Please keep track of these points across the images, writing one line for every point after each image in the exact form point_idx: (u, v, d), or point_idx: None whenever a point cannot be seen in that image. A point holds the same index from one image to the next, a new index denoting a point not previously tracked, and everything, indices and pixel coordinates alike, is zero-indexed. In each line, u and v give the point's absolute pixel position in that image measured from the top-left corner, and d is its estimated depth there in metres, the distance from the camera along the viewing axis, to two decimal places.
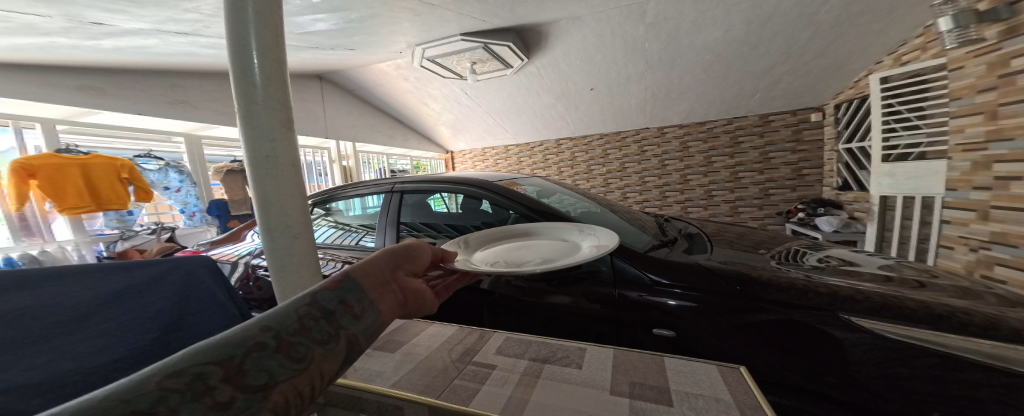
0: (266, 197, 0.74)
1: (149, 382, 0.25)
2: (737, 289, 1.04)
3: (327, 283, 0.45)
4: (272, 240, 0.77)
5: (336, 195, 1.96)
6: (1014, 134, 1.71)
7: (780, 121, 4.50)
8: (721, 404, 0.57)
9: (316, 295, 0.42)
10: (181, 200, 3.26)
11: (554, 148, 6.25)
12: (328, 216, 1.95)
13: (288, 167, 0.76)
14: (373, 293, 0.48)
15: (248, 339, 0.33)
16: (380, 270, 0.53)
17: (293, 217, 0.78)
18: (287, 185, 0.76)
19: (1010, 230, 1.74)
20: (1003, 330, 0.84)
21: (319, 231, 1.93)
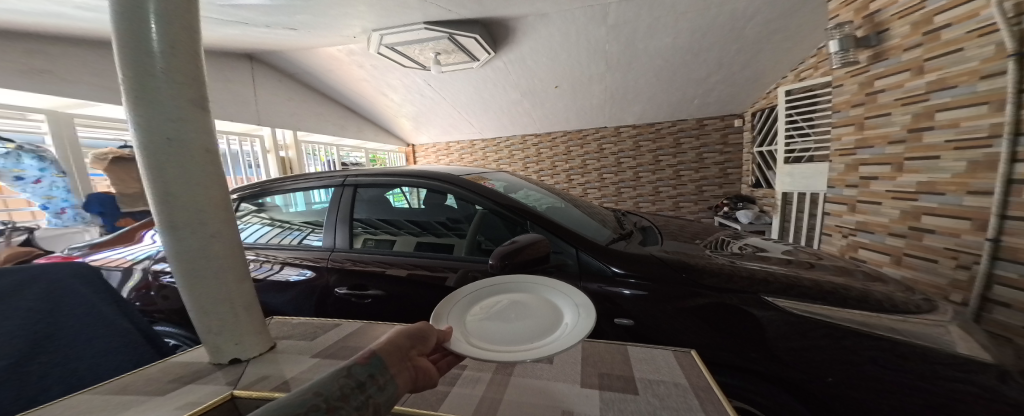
0: (168, 188, 0.66)
1: None
2: (683, 276, 1.14)
3: (357, 359, 0.42)
4: (178, 240, 0.68)
5: (270, 189, 1.73)
6: (874, 143, 2.11)
7: (712, 125, 5.02)
8: (679, 389, 0.61)
9: (349, 367, 0.39)
10: (42, 193, 2.48)
11: (521, 144, 6.38)
12: (261, 212, 1.72)
13: (200, 155, 0.68)
14: (400, 369, 0.44)
15: (301, 404, 0.30)
16: (406, 342, 0.49)
17: (207, 213, 0.70)
18: (199, 175, 0.68)
19: (870, 220, 2.14)
20: (870, 300, 1.04)
21: (250, 230, 1.70)
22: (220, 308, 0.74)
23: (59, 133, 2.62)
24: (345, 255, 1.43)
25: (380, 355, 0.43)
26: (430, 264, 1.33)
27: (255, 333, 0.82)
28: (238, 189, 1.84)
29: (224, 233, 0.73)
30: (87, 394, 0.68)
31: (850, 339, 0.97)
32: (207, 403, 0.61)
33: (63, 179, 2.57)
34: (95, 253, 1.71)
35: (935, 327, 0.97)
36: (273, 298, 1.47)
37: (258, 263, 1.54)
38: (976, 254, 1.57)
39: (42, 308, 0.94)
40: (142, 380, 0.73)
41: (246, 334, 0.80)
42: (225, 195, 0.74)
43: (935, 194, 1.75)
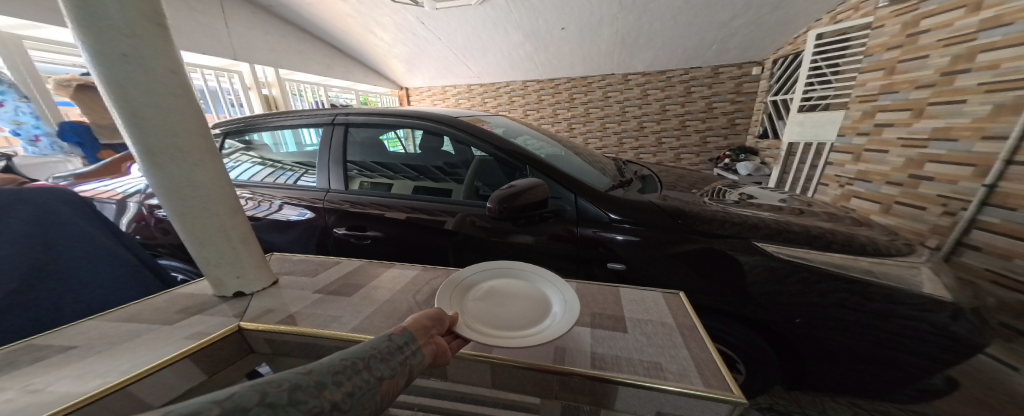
0: (139, 116, 0.63)
1: (279, 384, 0.31)
2: (677, 222, 1.16)
3: (395, 329, 0.48)
4: (156, 167, 0.66)
5: (256, 126, 1.66)
6: (900, 88, 2.01)
7: (727, 73, 4.67)
8: (665, 328, 0.67)
9: (386, 337, 0.46)
10: (9, 119, 2.30)
11: (521, 90, 6.01)
12: (250, 151, 1.67)
13: (163, 76, 0.64)
14: (427, 343, 0.50)
15: (341, 364, 0.37)
16: (430, 319, 0.54)
17: (184, 140, 0.68)
18: (168, 99, 0.65)
19: (872, 169, 2.16)
20: (853, 245, 1.08)
21: (240, 168, 1.66)
22: (217, 238, 0.76)
23: (12, 58, 2.35)
24: (342, 197, 1.43)
25: (410, 330, 0.49)
26: (428, 208, 1.34)
27: (256, 267, 0.86)
28: (220, 124, 1.77)
29: (208, 162, 0.72)
30: (98, 322, 0.75)
31: (823, 282, 1.03)
32: (215, 334, 0.69)
33: (27, 104, 2.38)
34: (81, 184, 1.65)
35: (910, 268, 1.04)
36: (274, 237, 1.52)
37: (255, 201, 1.54)
38: (966, 201, 1.60)
39: (44, 236, 0.99)
40: (149, 310, 0.80)
41: (247, 268, 0.84)
42: (204, 125, 0.72)
43: (947, 140, 1.71)
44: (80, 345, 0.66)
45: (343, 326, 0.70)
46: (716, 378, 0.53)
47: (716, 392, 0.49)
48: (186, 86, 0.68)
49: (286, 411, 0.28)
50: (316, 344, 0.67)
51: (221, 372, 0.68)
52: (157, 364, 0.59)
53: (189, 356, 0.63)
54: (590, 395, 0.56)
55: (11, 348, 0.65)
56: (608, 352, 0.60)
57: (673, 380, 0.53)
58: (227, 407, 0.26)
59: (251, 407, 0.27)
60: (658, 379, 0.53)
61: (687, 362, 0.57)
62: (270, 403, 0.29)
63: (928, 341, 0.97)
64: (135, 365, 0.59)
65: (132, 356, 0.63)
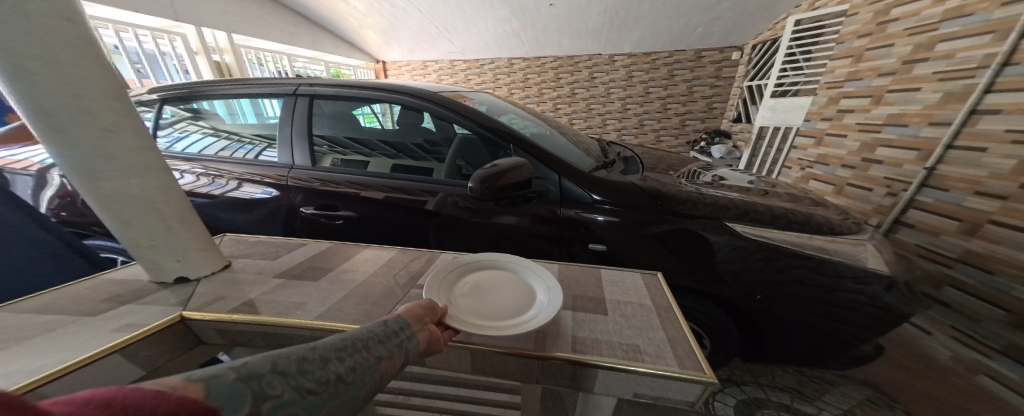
0: (22, 69, 0.53)
1: (288, 357, 0.34)
2: (656, 203, 1.18)
3: (390, 316, 0.50)
4: (56, 130, 0.58)
5: (203, 93, 1.50)
6: (864, 76, 2.09)
7: (708, 57, 4.69)
8: (644, 309, 0.69)
9: (382, 321, 0.48)
10: None
11: (507, 68, 5.81)
12: (198, 121, 1.52)
13: (64, 29, 0.56)
14: (422, 329, 0.51)
15: (343, 342, 0.40)
16: (424, 309, 0.55)
17: (93, 102, 0.60)
18: (71, 54, 0.57)
19: (831, 153, 2.30)
20: (811, 224, 1.15)
21: (190, 140, 1.51)
22: (147, 217, 0.70)
23: None
24: (311, 174, 1.35)
25: (405, 317, 0.51)
26: (408, 187, 1.29)
27: (201, 250, 0.81)
28: (160, 90, 1.58)
29: (124, 128, 0.65)
30: (11, 313, 0.66)
31: (782, 260, 1.10)
32: (154, 324, 0.63)
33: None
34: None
35: (857, 245, 1.13)
36: (236, 217, 1.42)
37: (210, 178, 1.41)
38: (907, 183, 1.74)
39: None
40: (74, 301, 0.71)
41: (190, 251, 0.79)
42: (113, 84, 0.63)
43: (899, 126, 1.83)
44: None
45: (308, 313, 0.66)
46: (690, 358, 0.55)
47: (690, 372, 0.52)
48: (83, 37, 0.58)
49: (296, 379, 0.32)
50: (278, 333, 0.64)
51: (164, 366, 0.64)
52: (81, 359, 0.53)
53: (121, 350, 0.57)
54: (572, 379, 0.57)
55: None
56: (589, 335, 0.61)
57: (650, 362, 0.54)
58: (243, 372, 0.29)
59: (265, 373, 0.31)
60: (635, 361, 0.54)
61: (664, 343, 0.59)
62: (281, 370, 0.32)
63: (866, 311, 1.07)
64: (67, 357, 0.53)
65: (64, 349, 0.56)
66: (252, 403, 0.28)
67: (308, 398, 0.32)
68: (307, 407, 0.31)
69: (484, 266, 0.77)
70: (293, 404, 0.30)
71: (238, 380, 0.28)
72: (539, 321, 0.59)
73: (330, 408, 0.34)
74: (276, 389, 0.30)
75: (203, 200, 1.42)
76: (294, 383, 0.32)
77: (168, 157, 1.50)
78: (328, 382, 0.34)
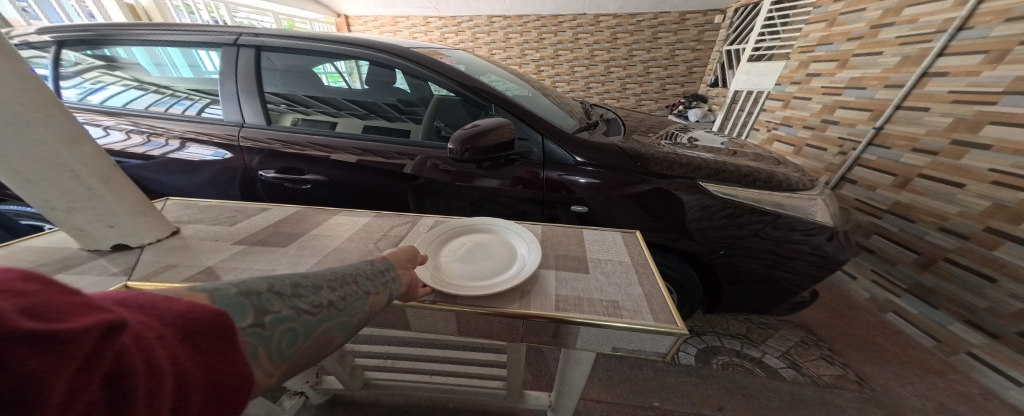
0: None
1: (284, 282, 0.40)
2: (636, 164, 1.20)
3: (377, 257, 0.56)
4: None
5: (116, 37, 1.27)
6: (834, 40, 2.12)
7: (692, 20, 4.56)
8: (623, 266, 0.72)
9: (371, 260, 0.54)
10: None
11: (486, 26, 5.38)
12: (119, 71, 1.31)
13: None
14: (407, 271, 0.57)
15: (334, 275, 0.46)
16: (407, 254, 0.60)
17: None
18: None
19: (796, 114, 2.40)
20: (774, 181, 1.22)
21: (111, 93, 1.30)
22: (55, 174, 0.61)
23: None
24: (268, 135, 1.22)
25: (391, 260, 0.57)
26: (382, 150, 1.21)
27: (137, 215, 0.73)
28: (56, 30, 1.32)
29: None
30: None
31: (743, 216, 1.17)
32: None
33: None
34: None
35: (810, 200, 1.22)
36: (181, 181, 1.28)
37: (143, 136, 1.24)
38: (857, 142, 1.86)
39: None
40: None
41: (124, 216, 0.71)
42: None
43: (858, 89, 1.91)
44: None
45: None
46: (664, 312, 0.59)
47: (663, 325, 0.55)
48: None
49: (291, 301, 0.38)
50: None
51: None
52: None
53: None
54: (556, 336, 0.59)
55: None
56: (572, 293, 0.63)
57: (628, 317, 0.58)
58: (244, 289, 0.36)
59: (263, 292, 0.37)
60: (614, 317, 0.58)
61: (641, 298, 0.63)
62: (277, 292, 0.38)
63: (809, 260, 1.19)
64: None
65: None
66: (254, 315, 0.34)
67: (304, 316, 0.38)
68: (304, 323, 0.37)
69: (473, 231, 0.77)
70: (291, 320, 0.36)
71: (239, 294, 0.35)
72: (513, 284, 0.60)
73: (324, 328, 0.39)
74: (275, 305, 0.36)
75: (138, 161, 1.26)
76: (290, 304, 0.38)
77: (85, 112, 1.29)
78: (320, 306, 0.40)
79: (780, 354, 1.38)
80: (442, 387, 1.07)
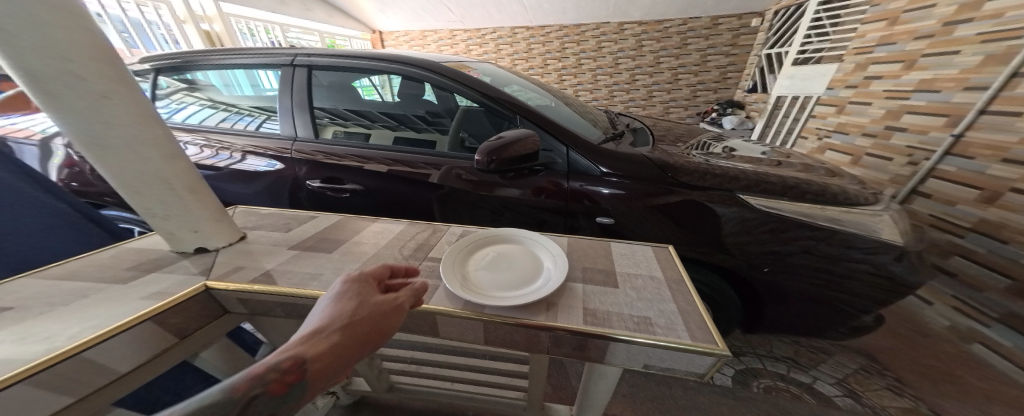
0: (16, 37, 0.46)
1: None
2: (665, 175, 1.16)
3: (282, 366, 0.35)
4: (52, 96, 0.52)
5: (196, 62, 1.46)
6: (897, 40, 1.95)
7: (726, 24, 4.37)
8: (654, 281, 0.69)
9: (259, 385, 0.33)
10: None
11: (510, 37, 5.52)
12: (196, 92, 1.49)
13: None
14: (334, 376, 0.39)
15: None
16: (352, 337, 0.43)
17: (82, 64, 0.52)
18: (41, 9, 0.47)
19: (852, 121, 2.21)
20: (829, 195, 1.12)
21: (189, 112, 1.49)
22: (158, 187, 0.64)
23: None
24: (314, 147, 1.33)
25: (312, 366, 0.37)
26: (411, 160, 1.27)
27: (215, 220, 0.75)
28: (152, 59, 1.55)
29: (124, 98, 0.58)
30: (35, 280, 0.63)
31: (791, 231, 1.09)
32: (178, 295, 0.61)
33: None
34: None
35: (872, 215, 1.11)
36: (239, 188, 1.42)
37: (212, 149, 1.40)
38: (930, 151, 1.67)
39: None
40: (94, 267, 0.70)
41: (204, 222, 0.73)
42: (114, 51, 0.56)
43: (929, 91, 1.72)
44: (18, 305, 0.56)
45: (325, 284, 0.65)
46: (702, 330, 0.56)
47: (701, 345, 0.53)
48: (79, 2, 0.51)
49: None
50: (298, 303, 0.62)
51: (193, 335, 0.63)
52: (114, 327, 0.51)
53: (152, 319, 0.55)
54: (580, 349, 0.58)
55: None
56: (600, 307, 0.62)
57: (660, 333, 0.55)
58: None
59: None
60: (643, 332, 0.56)
61: (674, 315, 0.60)
62: None
63: (869, 281, 1.08)
64: (98, 326, 0.51)
65: (65, 317, 0.54)
66: None
67: None
68: None
69: (501, 242, 0.78)
70: None
71: None
72: (537, 296, 0.60)
73: None
74: None
75: (207, 172, 1.42)
76: None
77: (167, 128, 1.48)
78: None
79: (834, 382, 1.23)
80: (462, 395, 1.07)
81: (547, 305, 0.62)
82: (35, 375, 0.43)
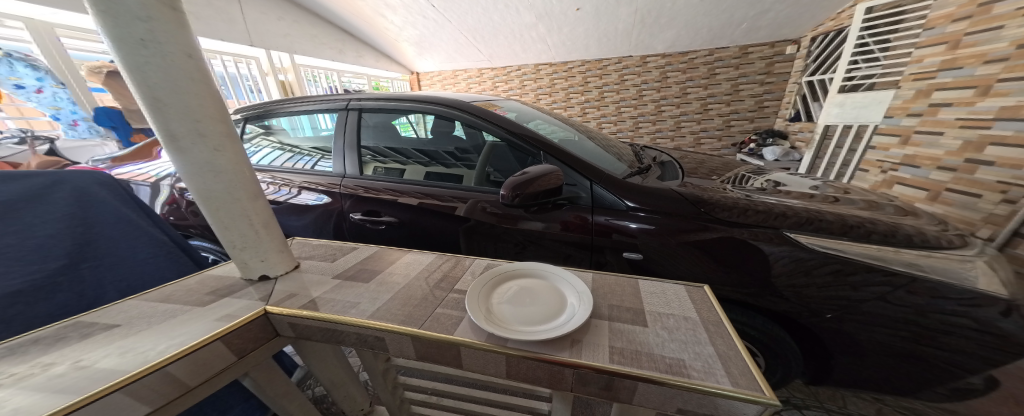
0: (166, 106, 0.60)
1: None
2: (698, 211, 1.11)
3: None
4: (180, 150, 0.63)
5: (272, 111, 1.72)
6: (964, 63, 1.77)
7: (757, 53, 4.34)
8: (689, 322, 0.65)
9: None
10: (47, 103, 2.69)
11: (534, 73, 5.86)
12: (269, 135, 1.73)
13: (181, 61, 0.59)
14: None
15: None
16: None
17: (205, 124, 0.64)
18: (187, 84, 0.60)
19: (921, 152, 1.96)
20: (897, 236, 1.00)
21: (261, 153, 1.73)
22: (241, 224, 0.73)
23: (45, 45, 2.61)
24: (357, 182, 1.46)
25: None
26: (441, 194, 1.34)
27: (279, 251, 0.82)
28: (241, 109, 1.84)
29: (230, 150, 0.69)
30: (137, 300, 0.74)
31: (856, 275, 0.97)
32: (243, 317, 0.66)
33: (63, 90, 2.75)
34: (118, 167, 1.77)
35: (961, 262, 0.94)
36: (293, 220, 1.57)
37: (276, 186, 1.59)
38: None
39: (82, 215, 0.99)
40: (182, 291, 0.77)
41: (270, 252, 0.80)
42: (229, 114, 0.69)
43: (1015, 120, 1.51)
44: (123, 323, 0.65)
45: (362, 312, 0.68)
46: (746, 377, 0.51)
47: (746, 392, 0.48)
48: (212, 79, 0.65)
49: None
50: (337, 329, 0.66)
51: (249, 354, 0.68)
52: (191, 345, 0.57)
53: (220, 339, 0.61)
54: (608, 390, 0.55)
55: (59, 326, 0.66)
56: (628, 346, 0.58)
57: (697, 378, 0.51)
58: None
59: None
60: (680, 376, 0.51)
61: (713, 359, 0.55)
62: None
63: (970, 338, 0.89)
64: (181, 342, 0.58)
65: (147, 333, 0.62)
66: None
67: None
68: None
69: (525, 277, 0.78)
70: None
71: None
72: (557, 334, 0.58)
73: None
74: None
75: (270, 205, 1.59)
76: None
77: None
78: None
79: None
80: None
81: (574, 343, 0.60)
82: (130, 386, 0.50)
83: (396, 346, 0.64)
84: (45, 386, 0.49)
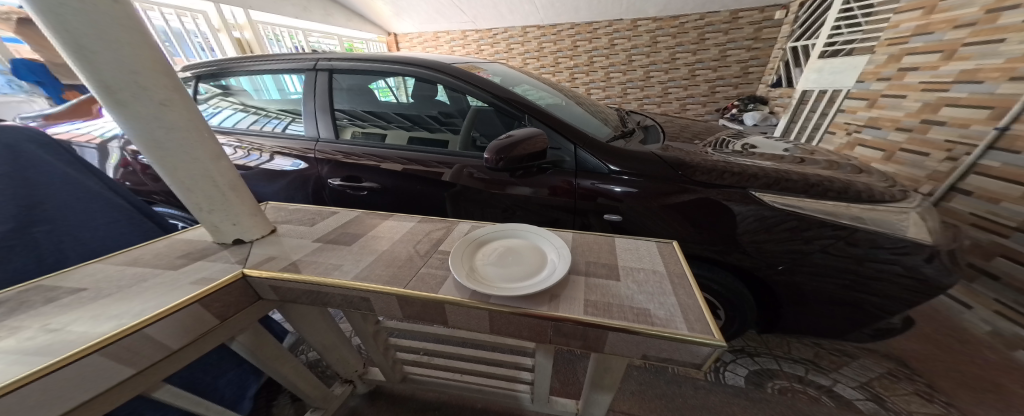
0: (95, 55, 0.52)
1: None
2: (676, 174, 1.14)
3: None
4: (122, 105, 0.57)
5: (230, 70, 1.56)
6: (936, 29, 1.79)
7: (746, 18, 4.22)
8: (657, 275, 0.69)
9: None
10: None
11: (520, 36, 5.53)
12: (229, 97, 1.59)
13: (105, 3, 0.52)
14: None
15: None
16: None
17: (146, 75, 0.58)
18: (117, 30, 0.53)
19: (884, 115, 2.04)
20: (850, 192, 1.08)
21: (222, 115, 1.59)
22: (205, 186, 0.69)
23: None
24: (334, 147, 1.39)
25: None
26: (424, 159, 1.31)
27: (251, 214, 0.79)
28: (191, 67, 1.66)
29: (179, 106, 0.63)
30: (103, 265, 0.71)
31: (812, 230, 1.05)
32: (220, 281, 0.65)
33: None
34: (54, 125, 1.60)
35: (899, 214, 1.04)
36: (265, 187, 1.50)
37: (244, 151, 1.49)
38: (972, 145, 1.56)
39: (20, 175, 0.90)
40: (151, 255, 0.75)
41: (243, 216, 0.77)
42: (170, 65, 0.62)
43: (972, 83, 1.59)
44: (90, 287, 0.63)
45: (345, 274, 0.68)
46: (700, 322, 0.56)
47: (700, 335, 0.53)
48: (144, 25, 0.57)
49: None
50: (322, 291, 0.67)
51: (231, 318, 0.68)
52: (166, 308, 0.56)
53: (198, 302, 0.60)
54: (585, 338, 0.59)
55: (18, 290, 0.63)
56: (601, 298, 0.62)
57: (659, 325, 0.56)
58: None
59: None
60: (645, 324, 0.56)
61: (674, 308, 0.60)
62: None
63: (901, 284, 1.00)
64: (156, 305, 0.57)
65: (115, 297, 0.60)
66: None
67: None
68: None
69: (506, 238, 0.79)
70: None
71: None
72: (538, 287, 0.62)
73: None
74: None
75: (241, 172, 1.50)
76: None
77: None
78: None
79: (857, 384, 1.19)
80: (471, 387, 1.10)
81: (553, 297, 0.63)
82: (107, 347, 0.49)
83: (383, 306, 0.66)
84: (14, 348, 0.49)
